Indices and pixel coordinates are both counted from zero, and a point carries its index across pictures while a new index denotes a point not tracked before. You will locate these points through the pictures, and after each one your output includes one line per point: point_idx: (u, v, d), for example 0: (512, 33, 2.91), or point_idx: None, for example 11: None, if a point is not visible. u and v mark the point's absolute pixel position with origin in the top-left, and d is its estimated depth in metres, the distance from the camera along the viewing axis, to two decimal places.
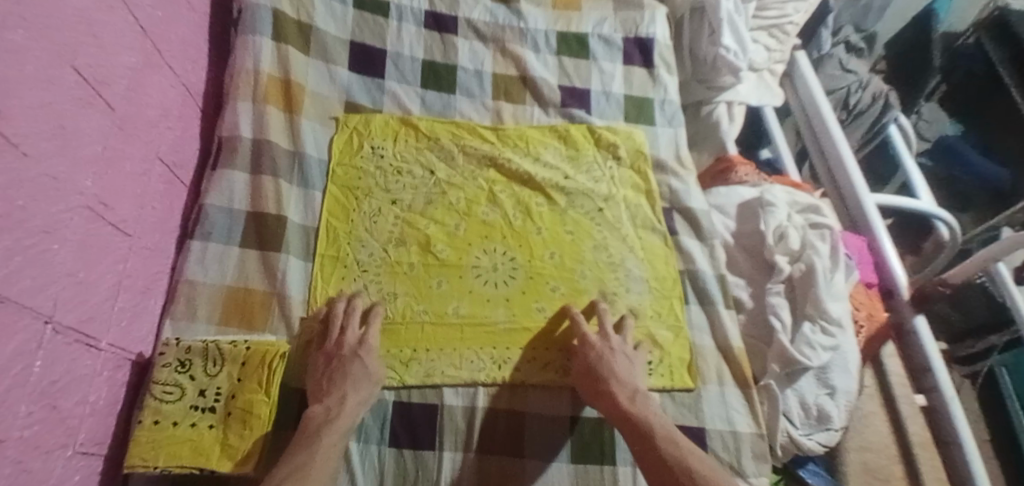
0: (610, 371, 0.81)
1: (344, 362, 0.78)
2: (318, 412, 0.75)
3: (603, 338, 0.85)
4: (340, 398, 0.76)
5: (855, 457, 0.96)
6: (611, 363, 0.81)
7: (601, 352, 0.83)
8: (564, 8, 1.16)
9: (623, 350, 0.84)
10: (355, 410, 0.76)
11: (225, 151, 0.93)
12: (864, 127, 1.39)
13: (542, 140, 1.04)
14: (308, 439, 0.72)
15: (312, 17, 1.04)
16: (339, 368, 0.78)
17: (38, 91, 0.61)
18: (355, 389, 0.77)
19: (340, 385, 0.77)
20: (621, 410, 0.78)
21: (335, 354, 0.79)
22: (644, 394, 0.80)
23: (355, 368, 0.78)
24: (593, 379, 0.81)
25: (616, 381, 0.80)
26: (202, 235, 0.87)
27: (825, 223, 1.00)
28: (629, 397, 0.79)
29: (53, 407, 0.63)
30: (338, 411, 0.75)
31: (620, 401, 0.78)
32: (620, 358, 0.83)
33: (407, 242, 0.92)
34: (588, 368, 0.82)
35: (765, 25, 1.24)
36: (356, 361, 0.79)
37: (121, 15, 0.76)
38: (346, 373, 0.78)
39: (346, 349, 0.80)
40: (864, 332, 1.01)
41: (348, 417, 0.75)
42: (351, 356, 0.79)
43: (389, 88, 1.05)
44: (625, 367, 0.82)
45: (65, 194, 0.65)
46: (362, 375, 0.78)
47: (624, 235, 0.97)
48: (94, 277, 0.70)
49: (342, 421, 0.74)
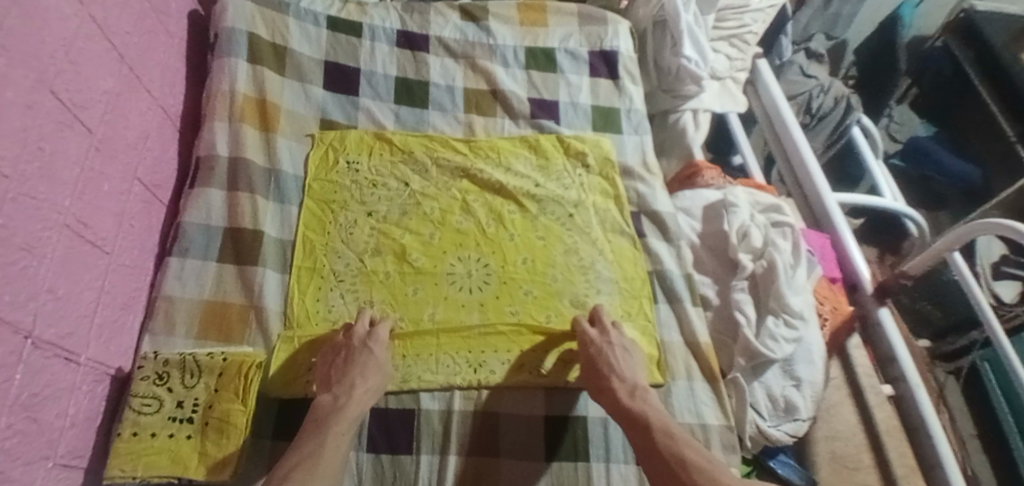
0: (611, 367, 0.84)
1: (353, 352, 0.82)
2: (327, 401, 0.78)
3: (602, 334, 0.88)
4: (348, 387, 0.78)
5: (823, 448, 0.99)
6: (612, 359, 0.84)
7: (600, 348, 0.85)
8: (531, 25, 1.21)
9: (623, 344, 0.87)
10: (363, 399, 0.79)
11: (202, 170, 0.95)
12: (827, 132, 1.44)
13: (512, 150, 1.08)
14: (318, 427, 0.75)
15: (287, 40, 1.08)
16: (348, 358, 0.81)
17: (17, 115, 0.64)
18: (364, 378, 0.80)
19: (350, 375, 0.79)
20: (621, 404, 0.81)
21: (346, 345, 0.83)
22: (644, 389, 0.83)
23: (365, 357, 0.81)
24: (596, 372, 0.84)
25: (617, 377, 0.83)
26: (179, 251, 0.89)
27: (786, 221, 1.05)
28: (630, 392, 0.82)
29: (33, 419, 0.64)
30: (347, 399, 0.78)
31: (621, 397, 0.81)
32: (620, 351, 0.86)
33: (383, 252, 0.95)
34: (591, 362, 0.85)
35: (725, 35, 1.29)
36: (365, 351, 0.82)
37: (99, 42, 0.80)
38: (355, 362, 0.80)
39: (357, 339, 0.83)
40: (830, 325, 1.05)
41: (357, 405, 0.77)
42: (361, 346, 0.82)
43: (363, 105, 1.08)
44: (626, 362, 0.85)
45: (46, 213, 0.68)
46: (371, 363, 0.81)
47: (594, 239, 1.00)
48: (74, 292, 0.71)
49: (351, 410, 0.77)
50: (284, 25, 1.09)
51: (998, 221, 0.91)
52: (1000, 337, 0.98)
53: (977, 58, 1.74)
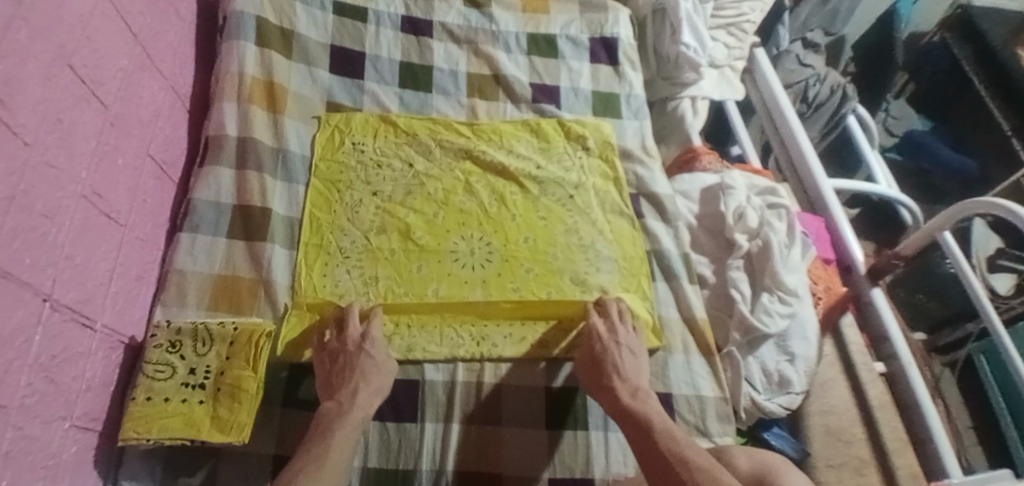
0: (615, 367, 0.83)
1: (351, 358, 0.81)
2: (331, 407, 0.77)
3: (610, 330, 0.87)
4: (351, 392, 0.78)
5: (817, 421, 1.01)
6: (617, 360, 0.84)
7: (606, 345, 0.85)
8: (533, 12, 1.23)
9: (629, 343, 0.86)
10: (367, 400, 0.78)
11: (211, 149, 0.98)
12: (822, 121, 1.47)
13: (514, 134, 1.10)
14: (322, 433, 0.74)
15: (294, 24, 1.10)
16: (347, 363, 0.81)
17: (38, 86, 0.66)
18: (366, 381, 0.79)
19: (351, 380, 0.79)
20: (622, 404, 0.79)
21: (340, 351, 0.82)
22: (647, 391, 0.81)
23: (363, 361, 0.81)
24: (600, 371, 0.84)
25: (619, 377, 0.82)
26: (190, 227, 0.91)
27: (782, 203, 1.08)
28: (631, 393, 0.80)
29: (51, 380, 0.66)
30: (351, 404, 0.77)
31: (622, 397, 0.80)
32: (627, 353, 0.85)
33: (388, 230, 0.98)
34: (595, 359, 0.85)
35: (723, 24, 1.32)
36: (363, 354, 0.81)
37: (113, 20, 0.82)
38: (354, 368, 0.80)
39: (351, 343, 0.82)
40: (823, 303, 1.09)
41: (361, 409, 0.77)
42: (356, 351, 0.82)
43: (368, 88, 1.11)
44: (630, 363, 0.84)
45: (64, 183, 0.70)
46: (370, 366, 0.81)
47: (594, 220, 1.03)
48: (90, 261, 0.74)
49: (357, 413, 0.76)
50: (291, 10, 1.11)
51: (991, 199, 0.94)
52: (999, 327, 0.99)
53: (975, 55, 1.76)
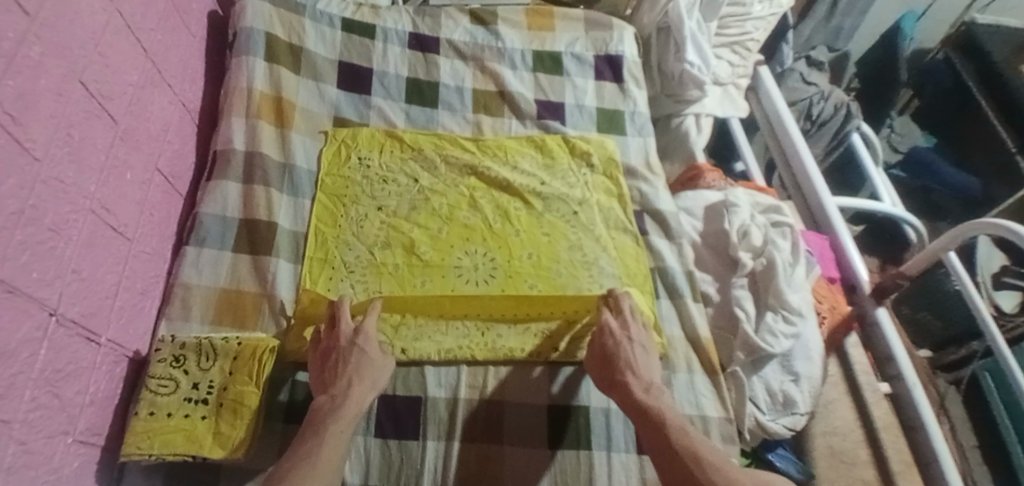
0: (627, 363, 0.83)
1: (344, 354, 0.80)
2: (324, 402, 0.76)
3: (622, 326, 0.86)
4: (345, 387, 0.77)
5: (821, 441, 1.00)
6: (631, 357, 0.83)
7: (618, 341, 0.84)
8: (538, 30, 1.24)
9: (641, 339, 0.85)
10: (360, 394, 0.77)
11: (219, 164, 0.98)
12: (829, 134, 1.48)
13: (518, 149, 1.11)
14: (316, 430, 0.73)
15: (303, 40, 1.12)
16: (340, 360, 0.80)
17: (50, 102, 0.67)
18: (360, 378, 0.78)
19: (345, 376, 0.78)
20: (634, 398, 0.79)
21: (334, 346, 0.81)
22: (660, 388, 0.81)
23: (355, 357, 0.80)
24: (612, 366, 0.83)
25: (632, 373, 0.81)
26: (196, 241, 0.92)
27: (786, 222, 1.08)
28: (644, 388, 0.80)
29: (55, 394, 0.66)
30: (344, 398, 0.76)
31: (634, 392, 0.79)
32: (639, 350, 0.84)
33: (392, 245, 0.98)
34: (607, 356, 0.84)
35: (727, 42, 1.32)
36: (355, 351, 0.80)
37: (125, 37, 0.83)
38: (347, 363, 0.79)
39: (343, 339, 0.81)
40: (827, 323, 1.08)
41: (355, 403, 0.76)
42: (349, 346, 0.81)
43: (374, 103, 1.12)
44: (642, 359, 0.84)
45: (74, 197, 0.70)
46: (365, 361, 0.80)
47: (597, 236, 1.03)
48: (96, 275, 0.74)
49: (349, 409, 0.75)
50: (300, 26, 1.12)
51: (987, 220, 0.95)
52: (1001, 345, 0.98)
53: (978, 72, 1.77)
